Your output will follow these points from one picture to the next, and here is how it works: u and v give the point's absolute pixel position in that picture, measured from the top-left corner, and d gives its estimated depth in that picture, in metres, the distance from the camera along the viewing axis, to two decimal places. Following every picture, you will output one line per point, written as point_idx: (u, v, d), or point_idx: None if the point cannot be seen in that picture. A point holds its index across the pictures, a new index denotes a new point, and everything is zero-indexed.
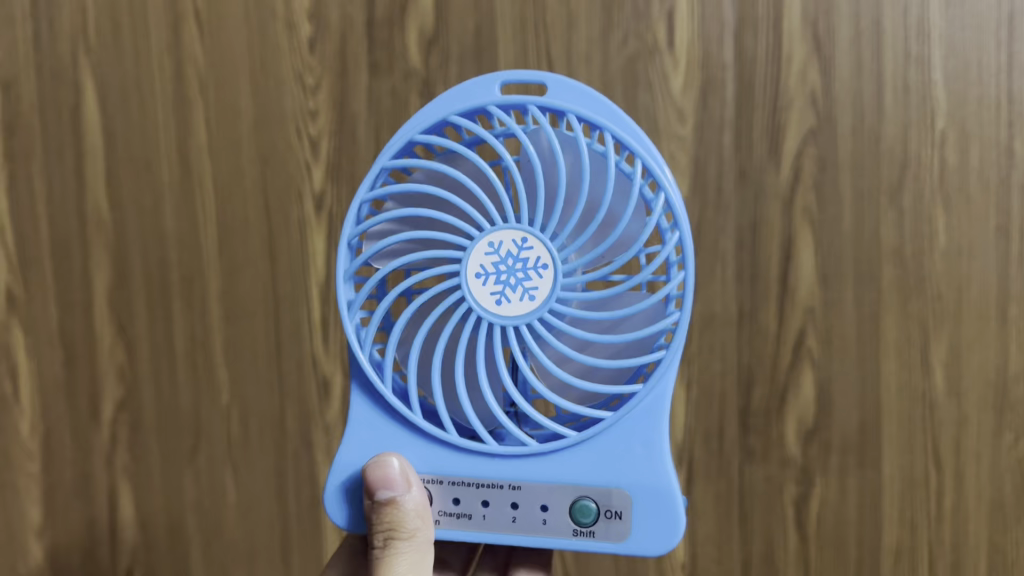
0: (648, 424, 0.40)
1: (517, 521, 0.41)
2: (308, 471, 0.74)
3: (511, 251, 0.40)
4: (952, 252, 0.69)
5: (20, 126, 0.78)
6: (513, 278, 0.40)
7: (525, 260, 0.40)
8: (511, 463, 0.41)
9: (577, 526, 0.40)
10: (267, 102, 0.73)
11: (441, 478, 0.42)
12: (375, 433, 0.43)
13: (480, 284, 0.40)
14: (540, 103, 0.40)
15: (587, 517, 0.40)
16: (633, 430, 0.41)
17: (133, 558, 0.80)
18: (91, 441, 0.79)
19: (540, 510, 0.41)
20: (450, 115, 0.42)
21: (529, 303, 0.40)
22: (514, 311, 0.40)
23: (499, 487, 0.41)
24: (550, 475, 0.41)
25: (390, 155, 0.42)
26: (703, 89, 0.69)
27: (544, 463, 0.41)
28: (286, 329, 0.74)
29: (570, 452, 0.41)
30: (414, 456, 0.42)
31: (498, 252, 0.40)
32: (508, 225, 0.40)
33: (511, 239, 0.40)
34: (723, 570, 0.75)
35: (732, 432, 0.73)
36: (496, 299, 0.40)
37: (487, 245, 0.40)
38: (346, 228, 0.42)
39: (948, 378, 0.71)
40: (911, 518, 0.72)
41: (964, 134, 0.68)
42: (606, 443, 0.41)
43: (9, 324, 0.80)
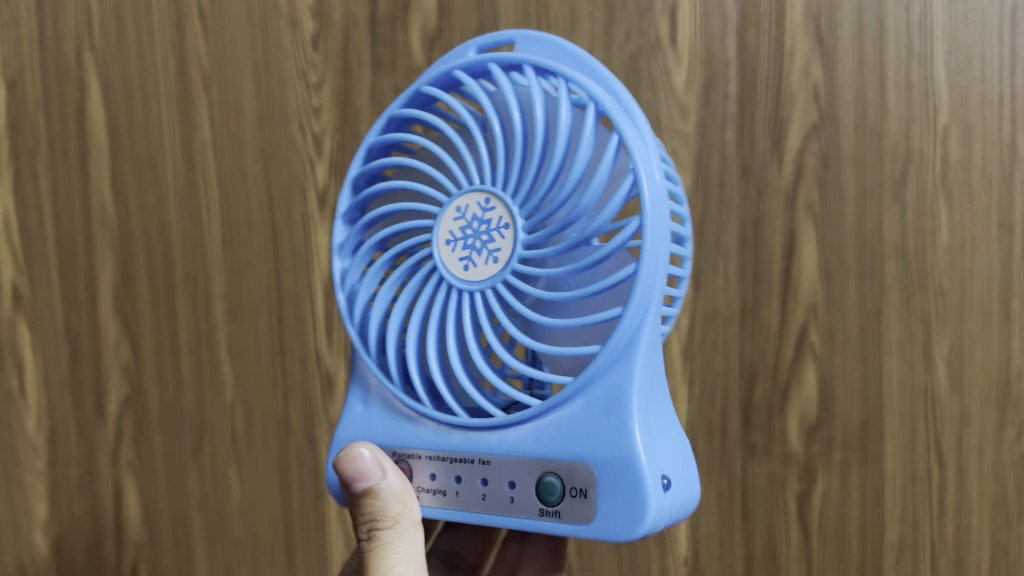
0: (613, 393, 0.38)
1: (486, 497, 0.40)
2: (312, 463, 0.73)
3: (477, 215, 0.40)
4: (955, 247, 0.69)
5: (25, 125, 0.79)
6: (478, 242, 0.40)
7: (488, 222, 0.40)
8: (480, 436, 0.40)
9: (543, 505, 0.38)
10: (270, 100, 0.73)
11: (420, 452, 0.42)
12: (368, 410, 0.44)
13: (450, 249, 0.41)
14: (500, 62, 0.41)
15: (552, 495, 0.38)
16: (599, 401, 0.38)
17: (138, 555, 0.80)
18: (96, 437, 0.80)
19: (508, 486, 0.39)
20: (423, 87, 0.44)
21: (493, 265, 0.40)
22: (480, 275, 0.40)
23: (470, 461, 0.41)
24: (517, 448, 0.39)
25: (378, 132, 0.45)
26: (706, 87, 0.70)
27: (513, 435, 0.40)
28: (290, 326, 0.74)
29: (538, 425, 0.39)
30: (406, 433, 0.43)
31: (464, 216, 0.40)
32: (473, 188, 0.40)
33: (476, 202, 0.40)
34: (725, 566, 0.74)
35: (735, 428, 0.74)
36: (463, 265, 0.40)
37: (455, 210, 0.41)
38: (342, 202, 0.45)
39: (951, 374, 0.70)
40: (913, 514, 0.71)
41: (967, 130, 0.68)
42: (574, 415, 0.39)
43: (15, 320, 0.81)
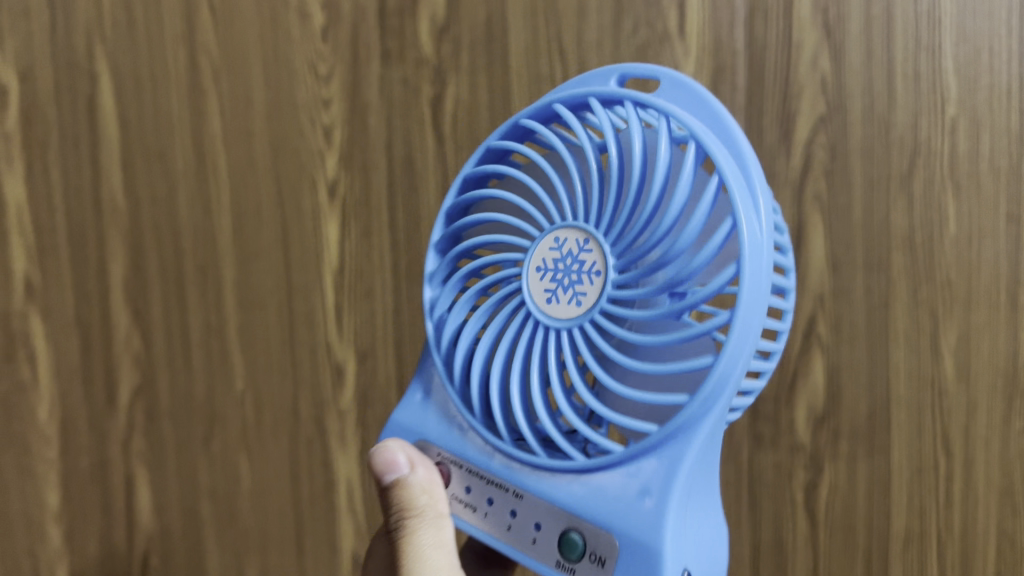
0: (665, 473, 0.36)
1: (511, 530, 0.40)
2: (321, 456, 0.76)
3: (570, 251, 0.39)
4: (962, 239, 0.70)
5: (35, 115, 0.77)
6: (566, 279, 0.38)
7: (581, 262, 0.38)
8: (530, 476, 0.40)
9: (562, 558, 0.38)
10: (279, 91, 0.73)
11: (460, 463, 0.42)
12: (424, 404, 0.44)
13: (537, 278, 0.39)
14: (639, 100, 0.38)
15: (572, 552, 0.37)
16: (646, 473, 0.36)
17: (149, 544, 0.81)
18: (106, 427, 0.79)
19: (533, 528, 0.39)
20: (553, 101, 0.41)
21: (576, 307, 0.38)
22: (561, 313, 0.38)
23: (505, 490, 0.40)
24: (559, 496, 0.38)
25: (497, 135, 0.43)
26: (714, 78, 0.70)
27: (566, 483, 0.38)
28: (300, 316, 0.75)
29: (588, 477, 0.38)
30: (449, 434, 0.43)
31: (560, 249, 0.39)
32: (568, 223, 0.39)
33: (574, 239, 0.39)
34: (732, 555, 0.76)
35: (742, 419, 0.74)
36: (546, 297, 0.39)
37: (552, 240, 0.39)
38: (448, 198, 0.45)
39: (958, 364, 0.71)
40: (920, 505, 0.73)
41: (976, 121, 0.68)
42: (619, 478, 0.37)
43: (27, 312, 0.80)
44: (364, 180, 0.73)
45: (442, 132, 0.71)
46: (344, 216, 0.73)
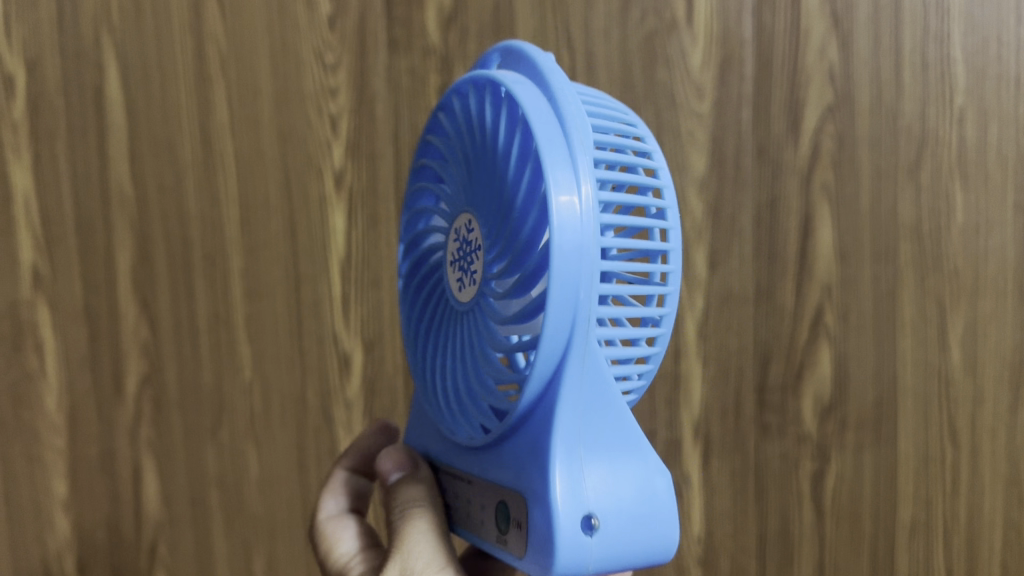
0: (542, 424, 0.34)
1: (471, 513, 0.39)
2: (328, 445, 0.78)
3: (464, 234, 0.39)
4: (970, 229, 0.73)
5: (42, 101, 0.75)
6: (466, 261, 0.38)
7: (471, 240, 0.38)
8: (471, 459, 0.39)
9: (499, 532, 0.36)
10: (286, 80, 0.74)
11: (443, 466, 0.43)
12: (419, 424, 0.46)
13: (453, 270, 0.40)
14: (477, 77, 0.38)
15: (502, 521, 0.36)
16: (533, 430, 0.34)
17: (158, 534, 0.79)
18: (114, 418, 0.78)
19: (479, 507, 0.38)
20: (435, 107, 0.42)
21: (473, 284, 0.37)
22: (466, 293, 0.38)
23: (463, 479, 0.40)
24: (487, 474, 0.38)
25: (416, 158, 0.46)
26: (721, 67, 0.70)
27: (489, 460, 0.38)
28: (307, 304, 0.77)
29: (500, 452, 0.37)
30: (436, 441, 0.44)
31: (460, 235, 0.39)
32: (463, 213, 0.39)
33: (464, 221, 0.38)
34: (739, 544, 0.74)
35: (749, 409, 0.73)
36: (458, 282, 0.39)
37: (454, 232, 0.40)
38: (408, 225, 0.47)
39: (964, 355, 0.74)
40: (926, 492, 0.75)
41: (983, 110, 0.72)
42: (518, 445, 0.35)
43: (35, 302, 0.77)
44: (371, 167, 0.75)
45: None
46: (352, 205, 0.75)
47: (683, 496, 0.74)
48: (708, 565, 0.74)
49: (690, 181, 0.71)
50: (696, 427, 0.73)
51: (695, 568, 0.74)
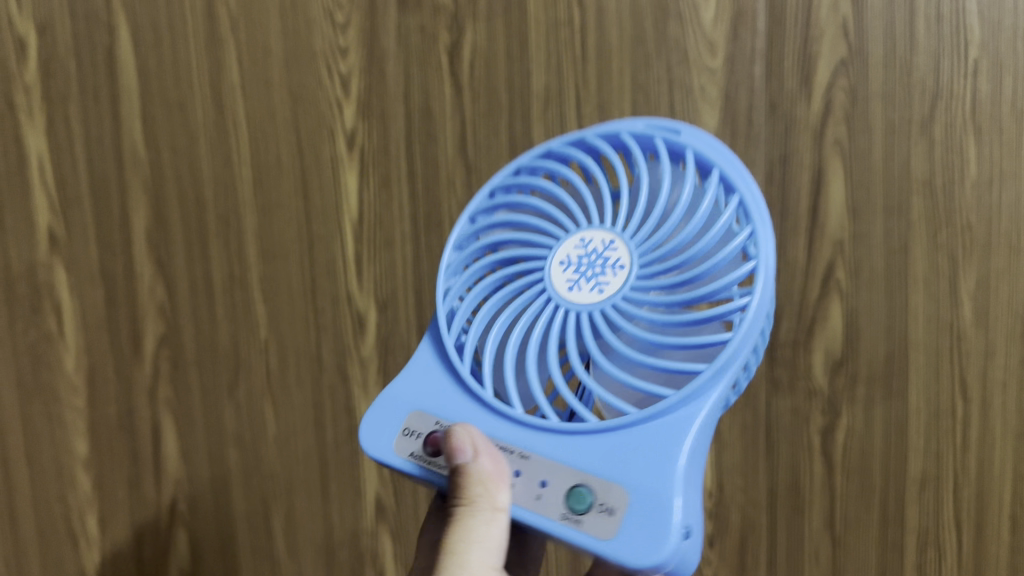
0: (654, 447, 0.37)
1: (540, 498, 0.39)
2: (345, 403, 0.78)
3: (597, 249, 0.42)
4: (983, 181, 0.70)
5: (55, 68, 0.78)
6: (590, 270, 0.41)
7: (607, 258, 0.41)
8: (532, 433, 0.40)
9: (568, 510, 0.38)
10: (297, 38, 0.73)
11: (511, 448, 0.40)
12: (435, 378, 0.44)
13: (561, 271, 0.42)
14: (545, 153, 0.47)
15: (581, 504, 0.37)
16: (653, 438, 0.38)
17: (177, 491, 0.83)
18: (134, 376, 0.82)
19: (538, 483, 0.39)
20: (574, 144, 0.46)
21: (596, 295, 0.41)
22: (580, 299, 0.41)
23: (509, 452, 0.40)
24: (570, 455, 0.39)
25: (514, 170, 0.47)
26: (734, 22, 0.70)
27: (556, 439, 0.40)
28: (320, 265, 0.76)
29: (591, 439, 0.39)
30: (432, 398, 0.43)
31: (587, 248, 0.42)
32: (600, 226, 0.42)
33: (600, 240, 0.42)
34: (750, 499, 0.78)
35: (760, 363, 0.76)
36: (568, 286, 0.42)
37: (578, 241, 0.42)
38: (476, 201, 0.47)
39: (975, 310, 0.72)
40: (937, 446, 0.75)
41: (998, 63, 0.69)
42: (623, 440, 0.38)
43: (52, 264, 0.82)
44: (383, 129, 0.74)
45: (463, 81, 0.72)
46: (365, 164, 0.74)
47: None
48: (719, 519, 0.79)
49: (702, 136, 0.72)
50: None
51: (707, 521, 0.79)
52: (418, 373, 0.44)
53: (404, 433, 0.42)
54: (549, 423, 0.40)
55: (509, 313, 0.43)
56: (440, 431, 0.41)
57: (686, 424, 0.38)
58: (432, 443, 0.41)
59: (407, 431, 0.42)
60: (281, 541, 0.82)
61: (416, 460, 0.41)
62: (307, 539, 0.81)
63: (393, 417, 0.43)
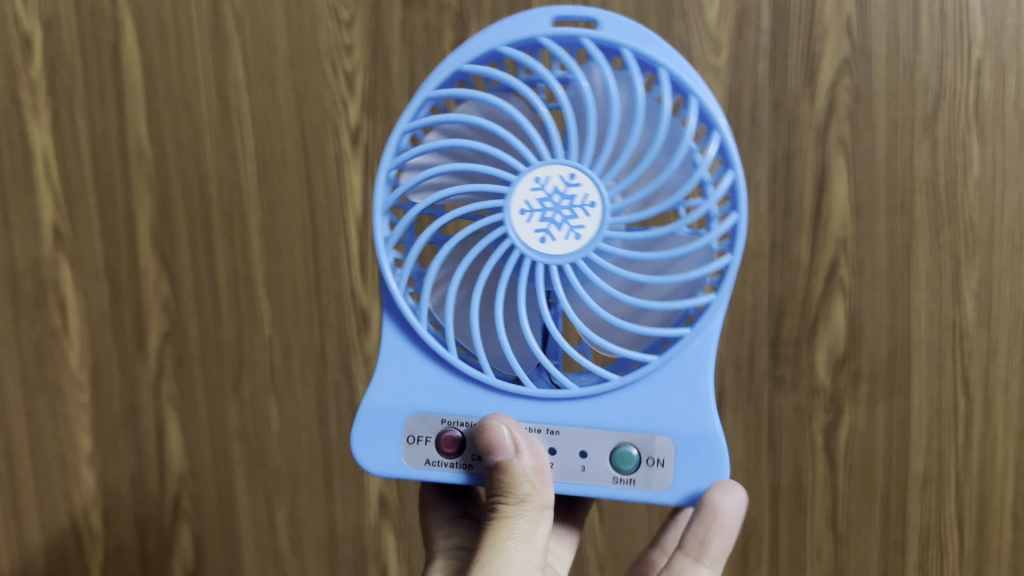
0: (682, 388, 0.41)
1: (586, 470, 0.41)
2: (349, 398, 0.78)
3: (558, 187, 0.40)
4: (986, 179, 0.71)
5: (61, 65, 0.78)
6: (559, 215, 0.40)
7: (571, 197, 0.40)
8: (550, 407, 0.42)
9: (618, 474, 0.41)
10: (302, 35, 0.74)
11: (540, 427, 0.42)
12: (416, 375, 0.43)
13: (525, 220, 0.40)
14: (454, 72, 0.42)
15: (629, 464, 0.41)
16: (677, 380, 0.41)
17: (181, 487, 0.83)
18: (138, 371, 0.82)
19: (579, 456, 0.42)
20: (498, 47, 0.42)
21: (574, 241, 0.40)
22: (558, 249, 0.40)
23: (537, 431, 0.42)
24: (599, 418, 0.42)
25: (435, 85, 0.42)
26: (738, 20, 0.70)
27: (577, 407, 0.42)
28: (325, 262, 0.77)
29: (614, 395, 0.42)
30: (422, 395, 0.43)
31: (544, 188, 0.40)
32: (555, 160, 0.40)
33: (558, 175, 0.40)
34: (752, 496, 0.77)
35: (763, 361, 0.75)
36: (540, 237, 0.40)
37: (533, 180, 0.40)
38: (385, 160, 0.42)
39: (978, 308, 0.73)
40: (939, 445, 0.75)
41: (1001, 62, 0.69)
42: (646, 388, 0.42)
43: (57, 260, 0.82)
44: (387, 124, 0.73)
45: None
46: (369, 161, 0.74)
47: None
48: None
49: None
50: (712, 381, 0.76)
51: None
52: (395, 371, 0.43)
53: (410, 441, 0.43)
54: (572, 393, 0.42)
55: (479, 283, 0.41)
56: (450, 430, 0.42)
57: (702, 361, 0.41)
58: (449, 446, 0.42)
59: (411, 438, 0.42)
60: (284, 536, 0.83)
61: (431, 465, 0.42)
62: (312, 534, 0.82)
63: (388, 426, 0.43)
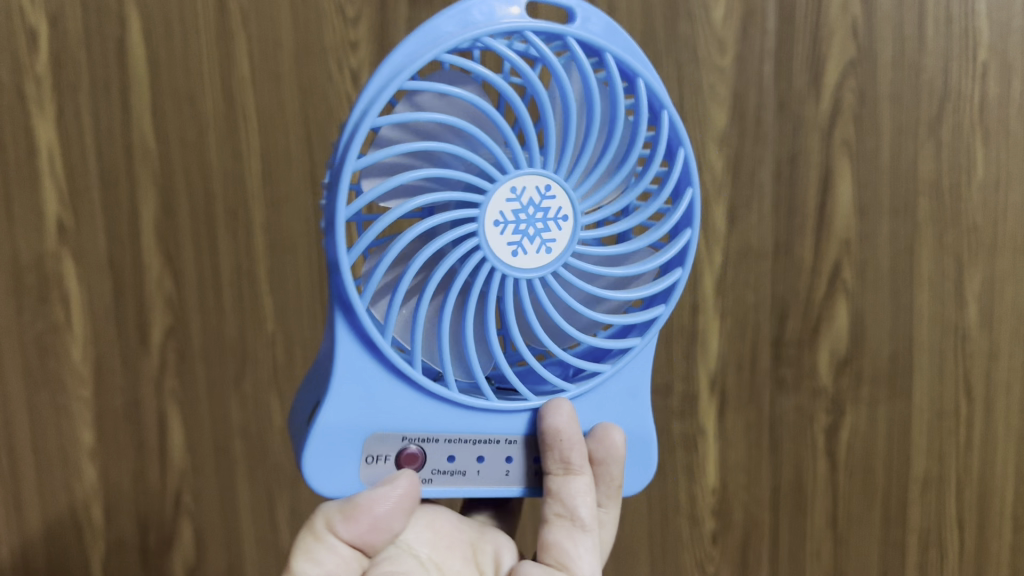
0: (624, 392, 0.46)
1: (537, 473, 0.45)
2: None
3: (535, 198, 0.40)
4: (990, 182, 0.72)
5: (65, 61, 0.77)
6: (533, 229, 0.41)
7: (547, 209, 0.41)
8: (508, 417, 0.44)
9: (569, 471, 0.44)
10: (307, 31, 0.74)
11: (500, 439, 0.44)
12: (365, 387, 0.41)
13: (497, 232, 0.40)
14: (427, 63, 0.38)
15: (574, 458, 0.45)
16: (620, 385, 0.46)
17: (182, 482, 0.84)
18: (141, 366, 0.82)
19: (532, 462, 0.45)
20: (482, 36, 0.38)
21: (547, 256, 0.41)
22: (529, 263, 0.41)
23: (495, 442, 0.44)
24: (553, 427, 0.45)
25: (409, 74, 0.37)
26: (744, 20, 0.69)
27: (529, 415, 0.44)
28: (328, 256, 0.78)
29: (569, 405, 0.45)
30: (377, 411, 0.41)
31: (521, 199, 0.40)
32: (534, 171, 0.40)
33: (535, 187, 0.40)
34: (752, 497, 0.78)
35: (765, 362, 0.75)
36: (512, 250, 0.41)
37: (510, 190, 0.40)
38: (349, 158, 0.37)
39: (981, 310, 0.74)
40: (940, 447, 0.76)
41: (1006, 65, 0.70)
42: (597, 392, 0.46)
43: (60, 254, 0.81)
44: None
45: None
46: None
47: (699, 448, 0.76)
48: (722, 516, 0.78)
49: (711, 135, 0.71)
50: (714, 381, 0.75)
51: (710, 518, 0.78)
52: (341, 386, 0.40)
53: (367, 460, 0.41)
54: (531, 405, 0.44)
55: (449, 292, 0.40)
56: (410, 446, 0.42)
57: (641, 369, 0.46)
58: (411, 462, 0.42)
59: (370, 458, 0.41)
60: (285, 532, 0.84)
61: (388, 481, 0.42)
62: None
63: (340, 443, 0.41)
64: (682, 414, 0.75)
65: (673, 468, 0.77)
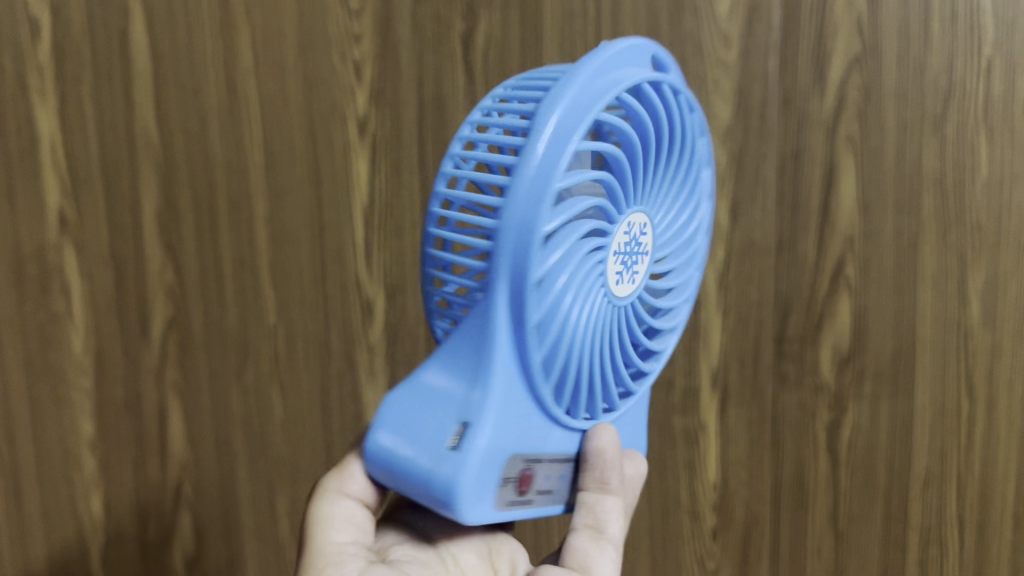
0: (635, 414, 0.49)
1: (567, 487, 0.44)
2: (352, 387, 0.79)
3: (636, 231, 0.43)
4: (993, 182, 0.70)
5: (68, 50, 0.77)
6: (629, 259, 0.42)
7: (639, 242, 0.43)
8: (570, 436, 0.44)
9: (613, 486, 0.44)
10: (310, 24, 0.73)
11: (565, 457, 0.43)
12: (511, 407, 0.38)
13: (614, 261, 0.41)
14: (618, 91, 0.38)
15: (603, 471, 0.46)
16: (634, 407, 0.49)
17: (183, 474, 0.84)
18: (141, 357, 0.82)
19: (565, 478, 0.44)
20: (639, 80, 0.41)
21: (631, 285, 0.43)
22: (624, 291, 0.42)
23: (557, 460, 0.43)
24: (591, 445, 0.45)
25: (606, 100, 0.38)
26: (749, 15, 0.69)
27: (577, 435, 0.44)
28: (331, 252, 0.77)
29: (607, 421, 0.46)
30: (515, 432, 0.39)
31: (628, 232, 0.42)
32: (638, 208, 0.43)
33: (638, 222, 0.43)
34: (754, 493, 0.78)
35: (767, 358, 0.76)
36: (616, 279, 0.41)
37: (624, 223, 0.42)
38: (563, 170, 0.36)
39: (984, 308, 0.72)
40: (941, 445, 0.75)
41: (1010, 63, 0.68)
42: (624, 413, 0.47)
43: (61, 245, 0.81)
44: (395, 115, 0.74)
45: (475, 68, 0.72)
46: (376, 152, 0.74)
47: (700, 446, 0.79)
48: (722, 513, 0.79)
49: (714, 129, 0.72)
50: (715, 376, 0.77)
51: (710, 514, 0.79)
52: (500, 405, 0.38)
53: (502, 483, 0.38)
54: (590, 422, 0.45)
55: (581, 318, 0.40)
56: (529, 467, 0.40)
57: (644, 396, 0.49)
58: (526, 485, 0.40)
59: (505, 481, 0.38)
60: (284, 525, 0.83)
61: (510, 505, 0.39)
62: None
63: (493, 469, 0.37)
64: (682, 410, 0.78)
65: (675, 464, 0.79)
